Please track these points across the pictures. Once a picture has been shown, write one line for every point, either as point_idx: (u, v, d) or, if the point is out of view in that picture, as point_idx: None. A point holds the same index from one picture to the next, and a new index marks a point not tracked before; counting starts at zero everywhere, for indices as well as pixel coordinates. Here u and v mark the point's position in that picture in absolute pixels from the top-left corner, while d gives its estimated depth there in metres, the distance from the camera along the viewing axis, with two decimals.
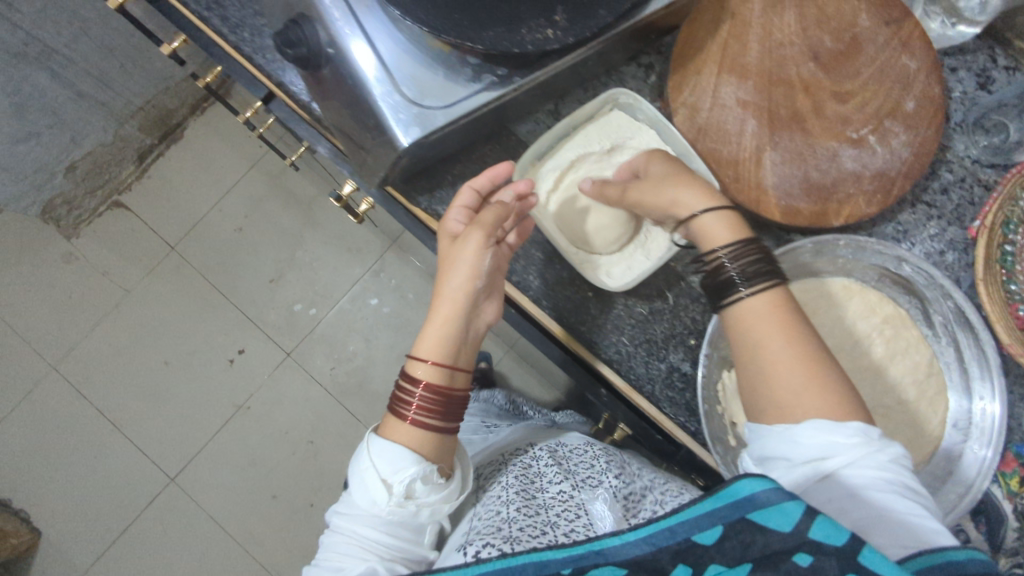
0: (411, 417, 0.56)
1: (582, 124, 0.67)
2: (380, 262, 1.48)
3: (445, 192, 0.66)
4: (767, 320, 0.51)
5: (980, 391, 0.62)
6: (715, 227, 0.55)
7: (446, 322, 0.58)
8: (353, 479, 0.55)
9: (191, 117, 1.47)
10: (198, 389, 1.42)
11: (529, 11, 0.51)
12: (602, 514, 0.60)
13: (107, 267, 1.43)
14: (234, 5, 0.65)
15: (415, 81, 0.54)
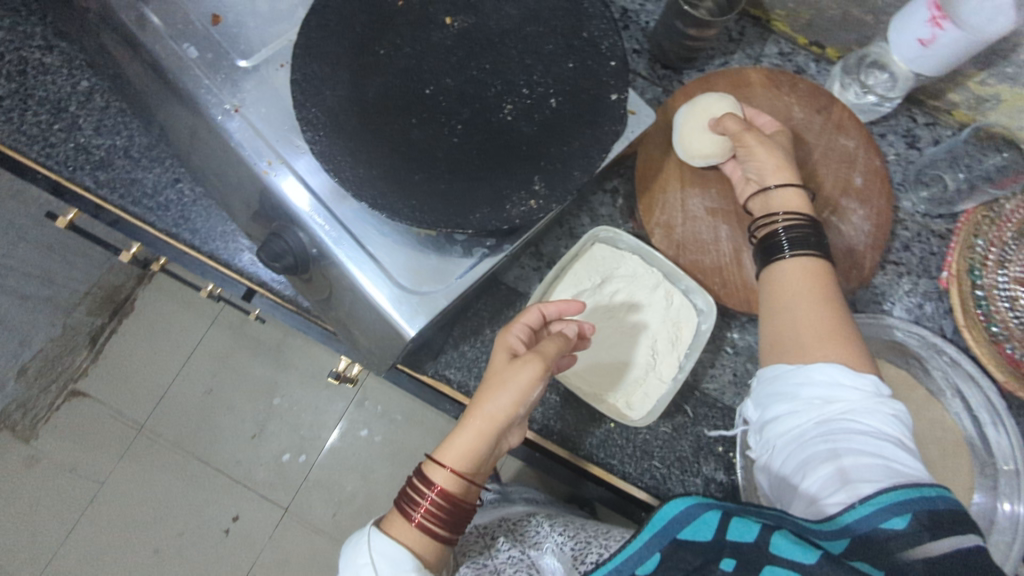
0: (418, 520, 0.55)
1: (569, 264, 0.70)
2: (361, 391, 1.43)
3: (449, 356, 0.71)
4: (798, 276, 0.61)
5: (997, 437, 0.65)
6: (795, 243, 0.62)
7: (475, 438, 0.56)
8: (345, 570, 0.53)
9: (139, 287, 1.41)
10: (195, 571, 1.33)
11: (509, 185, 0.52)
12: (553, 568, 0.62)
13: (74, 463, 1.34)
14: (201, 219, 0.71)
15: (410, 270, 0.55)
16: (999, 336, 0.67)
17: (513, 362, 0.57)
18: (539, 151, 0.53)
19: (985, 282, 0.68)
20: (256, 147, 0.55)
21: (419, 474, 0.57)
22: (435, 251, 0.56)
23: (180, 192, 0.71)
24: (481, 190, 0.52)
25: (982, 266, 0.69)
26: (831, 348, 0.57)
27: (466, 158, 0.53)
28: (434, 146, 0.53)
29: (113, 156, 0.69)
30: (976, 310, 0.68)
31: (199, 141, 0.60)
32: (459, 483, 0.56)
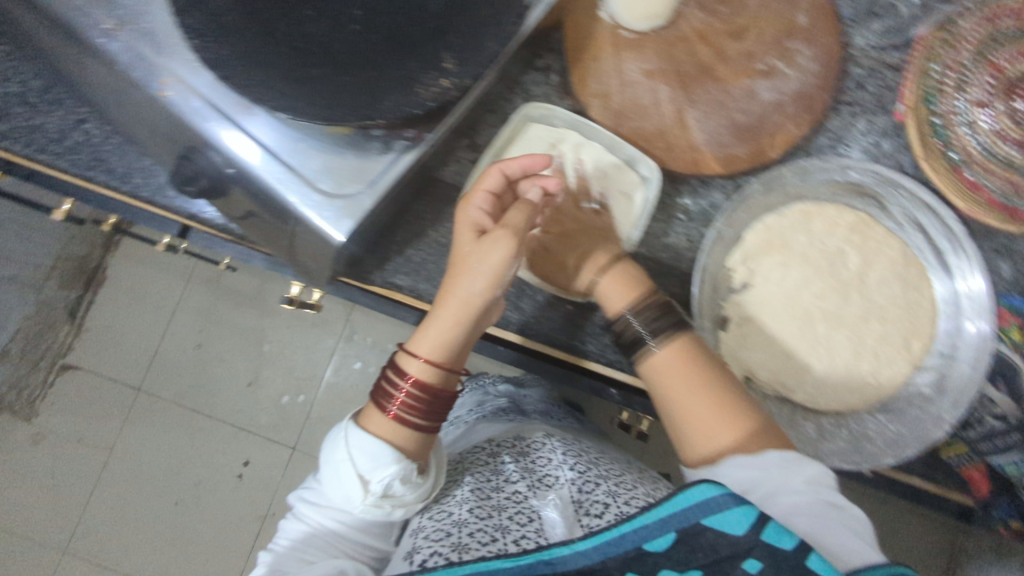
0: (393, 411, 0.60)
1: (506, 148, 0.72)
2: (349, 325, 1.44)
3: (397, 263, 0.72)
4: (618, 295, 0.65)
5: (960, 270, 0.65)
6: (612, 289, 0.66)
7: (449, 326, 0.62)
8: (327, 467, 0.59)
9: (108, 256, 1.40)
10: (217, 517, 1.37)
11: (418, 66, 0.50)
12: (553, 522, 0.61)
13: (80, 433, 1.37)
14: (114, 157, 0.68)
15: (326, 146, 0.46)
16: (959, 163, 0.67)
17: (483, 245, 0.61)
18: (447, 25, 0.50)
19: (941, 108, 0.66)
20: (142, 64, 0.50)
21: (392, 365, 0.62)
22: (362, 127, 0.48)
23: (88, 133, 0.67)
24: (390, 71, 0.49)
25: (937, 91, 0.66)
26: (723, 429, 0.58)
27: (369, 45, 0.50)
28: (336, 37, 0.49)
29: (10, 103, 0.66)
30: (933, 140, 0.67)
31: (87, 71, 0.56)
32: (434, 371, 0.62)
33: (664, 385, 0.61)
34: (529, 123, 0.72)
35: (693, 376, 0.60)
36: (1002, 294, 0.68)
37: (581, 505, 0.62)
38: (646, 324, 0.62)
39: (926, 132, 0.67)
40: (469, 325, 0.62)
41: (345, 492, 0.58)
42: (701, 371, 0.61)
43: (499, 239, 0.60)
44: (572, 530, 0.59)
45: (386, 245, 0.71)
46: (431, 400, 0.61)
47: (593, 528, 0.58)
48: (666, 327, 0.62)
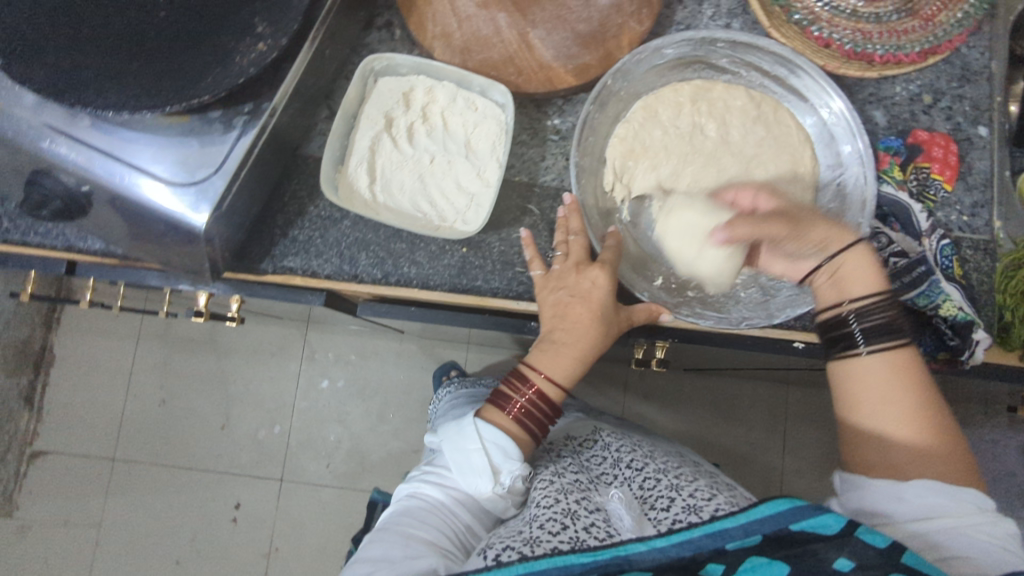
0: (514, 414, 0.56)
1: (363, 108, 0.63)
2: (308, 346, 1.46)
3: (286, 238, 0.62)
4: (861, 282, 0.56)
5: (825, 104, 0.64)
6: (854, 276, 0.56)
7: (573, 353, 0.57)
8: (454, 452, 0.55)
9: (52, 334, 1.43)
10: (222, 564, 1.38)
11: (232, 36, 0.50)
12: (619, 514, 0.54)
13: (65, 516, 1.38)
14: None
15: (177, 164, 0.52)
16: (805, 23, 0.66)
17: (583, 269, 0.58)
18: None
19: None
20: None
21: (514, 374, 0.58)
22: (196, 137, 0.52)
23: None
24: (205, 57, 0.49)
25: None
26: (922, 457, 0.51)
27: (179, 27, 0.49)
28: (136, 23, 0.48)
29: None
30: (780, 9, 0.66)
31: None
32: (559, 392, 0.57)
33: (855, 391, 0.54)
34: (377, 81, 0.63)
35: (891, 373, 0.53)
36: (882, 139, 0.66)
37: (647, 497, 0.57)
38: (867, 325, 0.54)
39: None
40: (604, 342, 0.58)
41: (474, 477, 0.53)
42: (908, 368, 0.53)
43: (598, 268, 0.58)
44: (642, 522, 0.53)
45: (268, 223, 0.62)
46: (549, 418, 0.57)
47: (665, 518, 0.52)
48: (884, 329, 0.53)
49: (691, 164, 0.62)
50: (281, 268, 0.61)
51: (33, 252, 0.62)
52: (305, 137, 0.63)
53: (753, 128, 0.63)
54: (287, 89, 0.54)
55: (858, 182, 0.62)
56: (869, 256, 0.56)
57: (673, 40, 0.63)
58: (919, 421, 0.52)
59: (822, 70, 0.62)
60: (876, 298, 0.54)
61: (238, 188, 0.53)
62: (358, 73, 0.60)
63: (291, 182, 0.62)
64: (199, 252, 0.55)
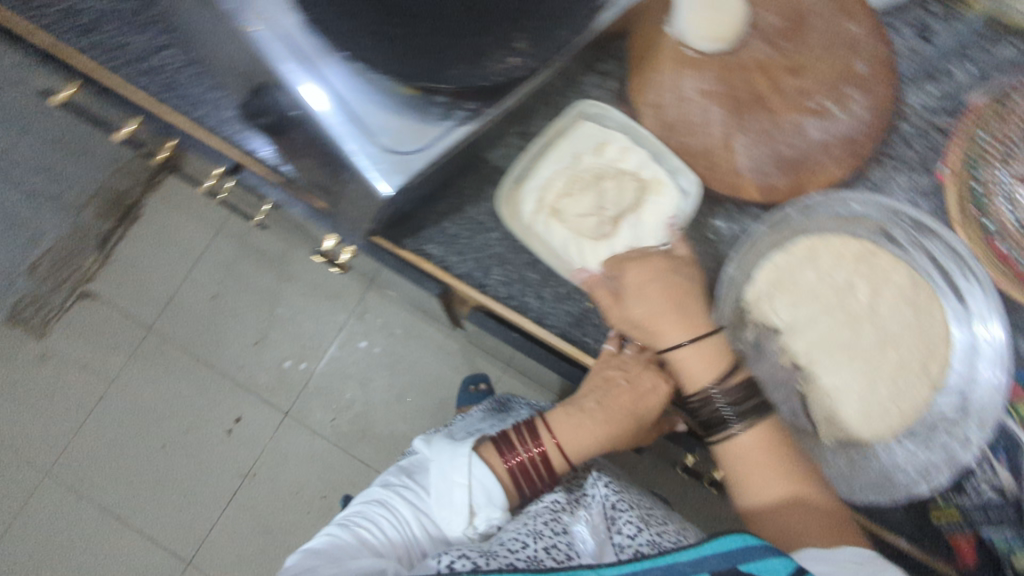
0: (511, 464, 0.65)
1: (554, 141, 0.64)
2: (363, 303, 1.49)
3: (432, 230, 0.64)
4: (697, 360, 0.60)
5: (981, 318, 0.62)
6: (691, 357, 0.60)
7: (591, 439, 0.66)
8: (440, 480, 0.65)
9: (146, 195, 1.49)
10: (200, 466, 1.40)
11: (493, 43, 0.51)
12: (583, 538, 0.60)
13: (85, 360, 1.43)
14: (187, 83, 0.64)
15: (387, 128, 0.55)
16: (993, 233, 0.65)
17: (645, 371, 0.64)
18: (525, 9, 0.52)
19: (983, 176, 0.65)
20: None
21: (529, 428, 0.66)
22: (415, 112, 0.55)
23: (167, 59, 0.64)
24: (459, 49, 0.51)
25: (982, 159, 0.65)
26: (797, 514, 0.57)
27: (452, 15, 0.51)
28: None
29: (99, 19, 0.64)
30: (971, 207, 0.65)
31: None
32: (562, 461, 0.66)
33: (739, 475, 0.60)
34: (581, 121, 0.64)
35: (764, 444, 0.59)
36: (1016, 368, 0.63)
37: (613, 522, 0.63)
38: (729, 403, 0.59)
39: (968, 195, 0.65)
40: (619, 439, 0.67)
41: (450, 513, 0.64)
42: (777, 443, 0.59)
43: (663, 379, 0.65)
44: (602, 548, 0.59)
45: (421, 212, 0.63)
46: (541, 479, 0.65)
47: (625, 547, 0.57)
48: (750, 406, 0.59)
49: (829, 317, 0.64)
50: (420, 251, 0.64)
51: (212, 142, 0.65)
52: (492, 143, 0.65)
53: (902, 308, 0.64)
54: (509, 102, 0.56)
55: (984, 402, 0.60)
56: (711, 347, 0.59)
57: (863, 198, 0.64)
58: (782, 471, 0.59)
59: (992, 284, 0.62)
60: (733, 385, 0.59)
61: (427, 170, 0.56)
62: (571, 111, 0.63)
63: (461, 178, 0.64)
64: (366, 210, 0.57)
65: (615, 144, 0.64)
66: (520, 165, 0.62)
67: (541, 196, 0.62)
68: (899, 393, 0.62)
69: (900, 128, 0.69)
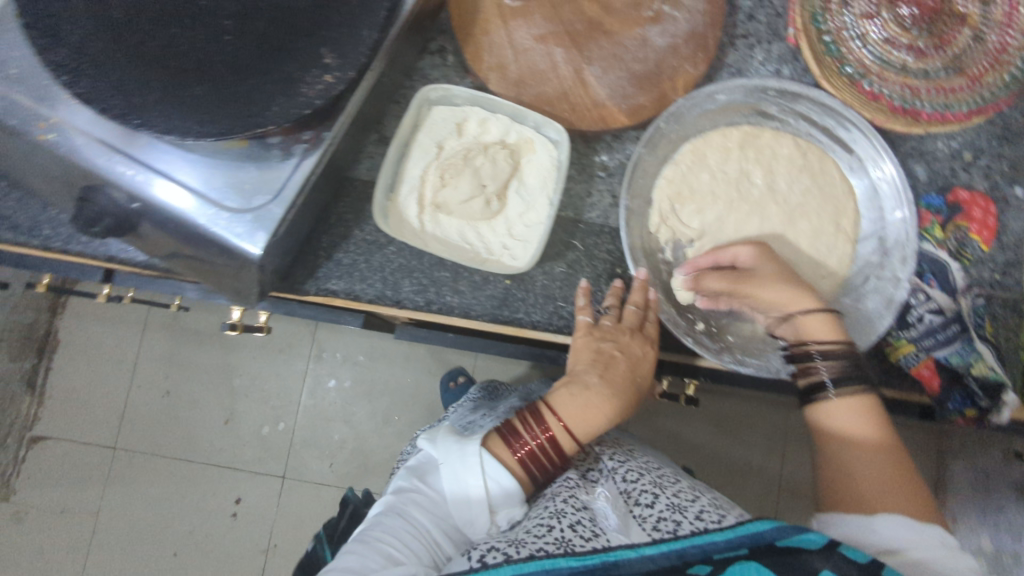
0: (521, 455, 0.55)
1: (411, 137, 0.61)
2: (316, 344, 1.45)
3: (326, 267, 0.61)
4: (823, 330, 0.58)
5: (873, 162, 0.64)
6: (822, 328, 0.59)
7: (593, 411, 0.58)
8: (456, 475, 0.54)
9: (57, 320, 1.41)
10: (219, 558, 1.38)
11: (299, 66, 0.49)
12: (605, 511, 0.54)
13: (63, 503, 1.38)
14: (19, 210, 0.60)
15: (232, 188, 0.51)
16: (855, 75, 0.65)
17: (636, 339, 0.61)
18: (318, 21, 0.49)
19: (829, 25, 0.65)
20: (18, 110, 0.49)
21: (530, 413, 0.57)
22: (256, 162, 0.52)
23: None
24: (270, 85, 0.48)
25: (823, 9, 0.66)
26: (892, 494, 0.53)
27: (246, 55, 0.48)
28: (202, 47, 0.48)
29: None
30: (828, 58, 0.66)
31: None
32: (572, 443, 0.57)
33: (833, 439, 0.57)
34: (431, 108, 0.62)
35: (866, 414, 0.56)
36: (921, 197, 0.66)
37: (630, 493, 0.57)
38: (834, 371, 0.57)
39: (821, 49, 0.65)
40: (619, 414, 0.60)
41: (470, 514, 0.53)
42: (878, 416, 0.57)
43: (644, 342, 0.62)
44: (626, 520, 0.53)
45: (308, 252, 0.61)
46: (555, 465, 0.56)
47: (649, 517, 0.52)
48: (853, 378, 0.57)
49: (736, 212, 0.63)
50: (324, 291, 0.61)
51: (72, 260, 0.61)
52: (354, 160, 0.62)
53: (799, 177, 0.64)
54: (346, 118, 0.53)
55: (900, 236, 0.62)
56: (832, 319, 0.59)
57: (727, 87, 0.63)
58: (873, 450, 0.56)
59: (874, 128, 0.63)
60: (841, 350, 0.57)
61: (293, 214, 0.53)
62: (415, 102, 0.60)
63: (338, 205, 0.62)
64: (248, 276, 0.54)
65: (474, 119, 0.62)
66: (387, 174, 0.60)
67: (420, 197, 0.60)
68: (823, 257, 0.63)
69: (741, 5, 0.68)
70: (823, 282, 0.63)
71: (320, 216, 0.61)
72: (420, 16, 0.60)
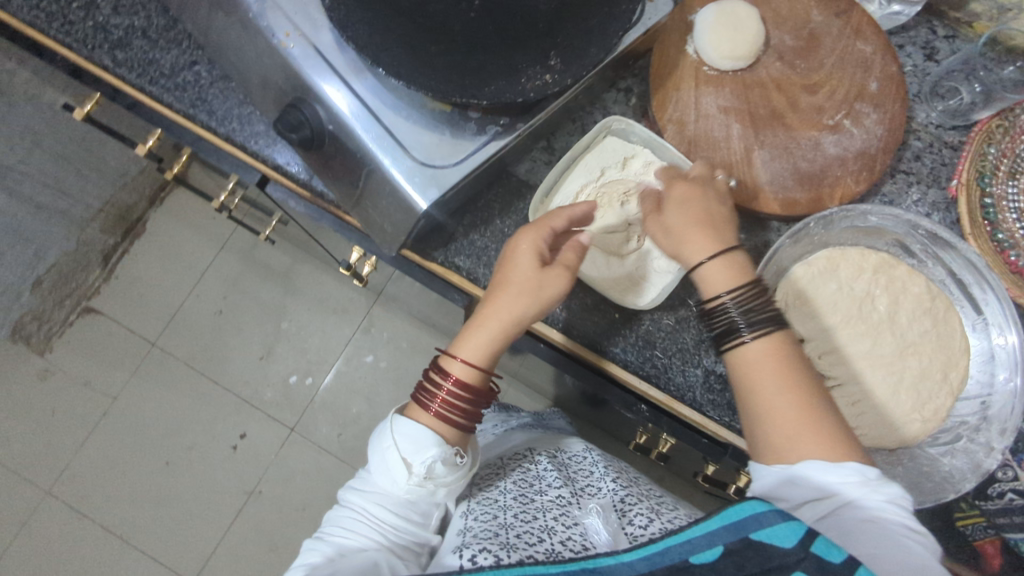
0: (437, 410, 0.57)
1: (580, 156, 0.66)
2: (368, 317, 1.49)
3: (461, 243, 0.64)
4: (722, 274, 0.56)
5: (998, 327, 0.64)
6: (718, 274, 0.56)
7: (495, 338, 0.58)
8: (374, 458, 0.56)
9: (150, 210, 1.48)
10: (204, 483, 1.39)
11: (525, 59, 0.53)
12: (597, 527, 0.60)
13: (87, 377, 1.42)
14: (218, 99, 0.65)
15: (422, 142, 0.55)
16: (1004, 244, 0.67)
17: (546, 274, 0.56)
18: (554, 27, 0.53)
19: (994, 189, 0.69)
20: (277, 17, 0.55)
21: (433, 366, 0.59)
22: (450, 128, 0.56)
23: (197, 76, 0.65)
24: (495, 67, 0.53)
25: (992, 173, 0.69)
26: (806, 444, 0.48)
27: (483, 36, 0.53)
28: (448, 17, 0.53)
29: (131, 36, 0.65)
30: (983, 218, 0.68)
31: None
32: (478, 374, 0.58)
33: (745, 384, 0.53)
34: (607, 137, 0.66)
35: (775, 354, 0.52)
36: None
37: (623, 514, 0.63)
38: (744, 312, 0.54)
39: (978, 209, 0.68)
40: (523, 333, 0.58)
41: (388, 475, 0.55)
42: (790, 356, 0.52)
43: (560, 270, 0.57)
44: (616, 536, 0.58)
45: (450, 225, 0.64)
46: (470, 402, 0.58)
47: (640, 536, 0.58)
48: (761, 315, 0.53)
49: (851, 327, 0.65)
50: (449, 263, 0.64)
51: (243, 158, 0.66)
52: (519, 158, 0.66)
53: (922, 318, 0.65)
54: (540, 118, 0.57)
55: (1004, 408, 0.62)
56: (731, 261, 0.56)
57: (882, 212, 0.65)
58: (787, 369, 0.51)
59: (1010, 295, 0.63)
60: (743, 288, 0.55)
61: (462, 184, 0.56)
62: (598, 126, 0.64)
63: (490, 193, 0.66)
64: (400, 224, 0.57)
65: (640, 161, 0.65)
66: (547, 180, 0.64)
67: None
68: (919, 402, 0.63)
69: (911, 144, 0.71)
70: (916, 423, 0.63)
71: (472, 197, 0.65)
72: (624, 54, 0.64)
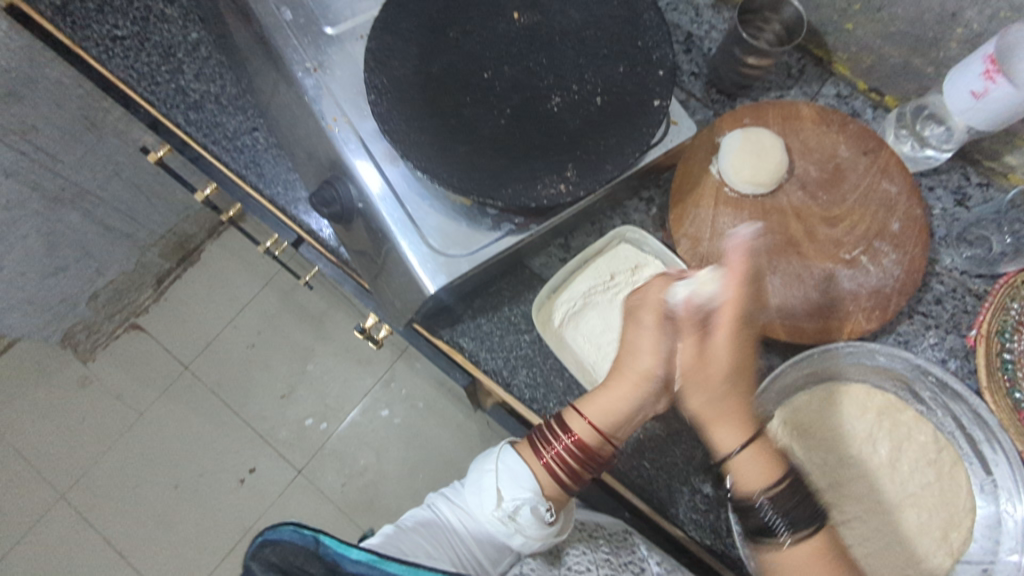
0: (547, 459, 0.60)
1: (592, 258, 0.67)
2: (390, 371, 1.52)
3: (467, 325, 0.67)
4: (755, 470, 0.54)
5: (1006, 494, 0.62)
6: (751, 467, 0.54)
7: (622, 397, 0.59)
8: (473, 474, 0.63)
9: (209, 241, 1.58)
10: (206, 512, 1.41)
11: (543, 169, 0.56)
12: None
13: (121, 391, 1.49)
14: (269, 164, 0.71)
15: (440, 230, 0.59)
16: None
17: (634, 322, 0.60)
18: (577, 141, 0.57)
19: (1015, 345, 0.64)
20: (326, 102, 0.61)
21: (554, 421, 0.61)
22: (468, 221, 0.59)
23: (255, 140, 0.72)
24: (514, 171, 0.56)
25: (1014, 329, 0.64)
26: None
27: (508, 141, 0.57)
28: (478, 122, 0.58)
29: (205, 100, 0.72)
30: (1001, 374, 0.64)
31: None
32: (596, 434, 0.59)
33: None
34: (621, 244, 0.68)
35: (821, 557, 0.51)
36: None
37: None
38: (782, 514, 0.52)
39: (995, 364, 0.64)
40: (633, 377, 0.59)
41: (479, 492, 0.62)
42: (834, 558, 0.51)
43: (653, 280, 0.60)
44: None
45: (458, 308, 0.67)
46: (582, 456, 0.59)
47: None
48: (799, 510, 0.52)
49: (846, 468, 0.64)
50: (453, 342, 0.67)
51: (285, 219, 0.72)
52: (534, 252, 0.69)
53: (924, 469, 0.64)
54: (554, 221, 0.60)
55: None
56: (763, 454, 0.54)
57: (890, 352, 0.64)
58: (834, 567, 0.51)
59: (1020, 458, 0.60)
60: (779, 488, 0.53)
61: (470, 273, 0.59)
62: (613, 233, 0.67)
63: (501, 281, 0.68)
64: (408, 301, 0.60)
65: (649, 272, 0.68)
66: (558, 276, 0.66)
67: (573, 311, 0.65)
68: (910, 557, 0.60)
69: (932, 286, 0.71)
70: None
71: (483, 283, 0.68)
72: (648, 168, 0.68)
